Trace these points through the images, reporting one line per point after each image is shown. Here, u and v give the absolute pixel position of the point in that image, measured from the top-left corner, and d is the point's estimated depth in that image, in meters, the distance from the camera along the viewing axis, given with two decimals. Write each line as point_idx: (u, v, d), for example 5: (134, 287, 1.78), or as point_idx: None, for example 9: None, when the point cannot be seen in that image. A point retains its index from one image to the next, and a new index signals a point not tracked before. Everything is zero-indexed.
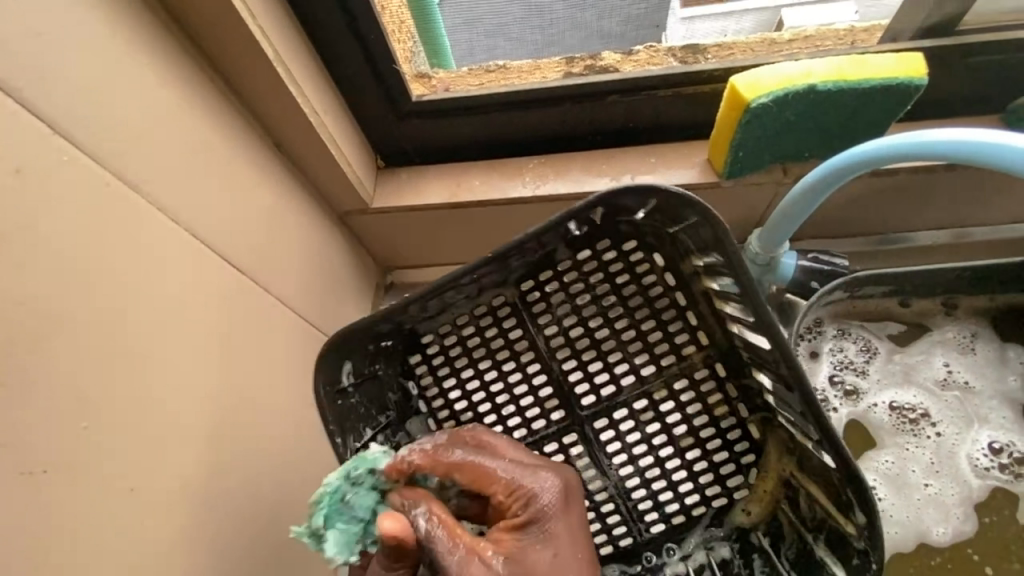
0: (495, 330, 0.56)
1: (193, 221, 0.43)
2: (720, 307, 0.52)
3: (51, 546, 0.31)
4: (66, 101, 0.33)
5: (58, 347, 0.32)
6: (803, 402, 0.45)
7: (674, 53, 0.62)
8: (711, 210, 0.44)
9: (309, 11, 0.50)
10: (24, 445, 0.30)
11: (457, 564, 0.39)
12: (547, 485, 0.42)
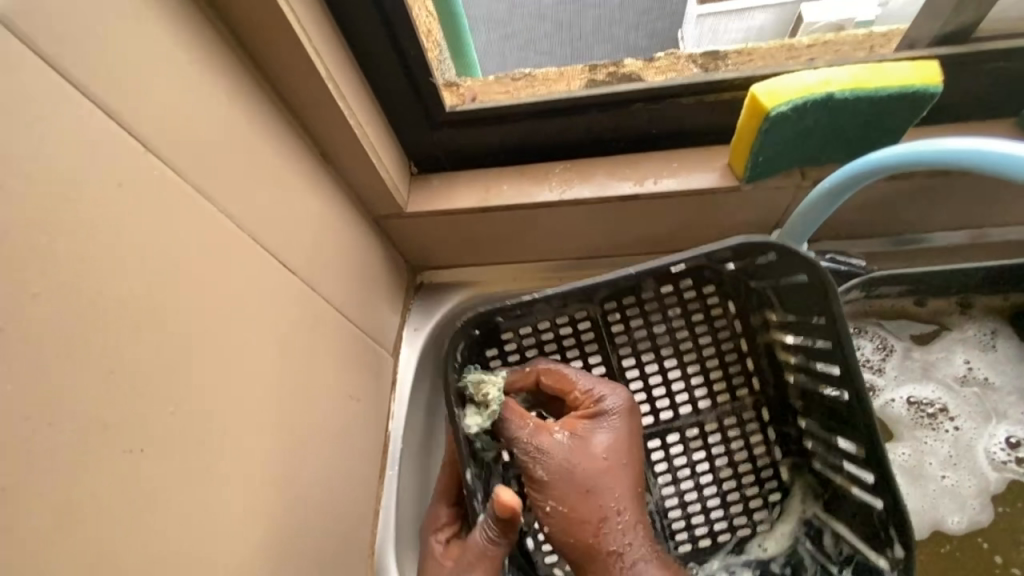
0: (573, 340, 0.62)
1: (257, 227, 0.47)
2: (782, 359, 0.61)
3: (146, 516, 0.35)
4: (162, 121, 0.37)
5: (154, 341, 0.36)
6: (868, 443, 0.53)
7: (694, 60, 0.66)
8: (824, 271, 0.50)
9: (356, 31, 0.54)
10: (129, 427, 0.34)
11: (529, 432, 0.53)
12: (614, 394, 0.55)
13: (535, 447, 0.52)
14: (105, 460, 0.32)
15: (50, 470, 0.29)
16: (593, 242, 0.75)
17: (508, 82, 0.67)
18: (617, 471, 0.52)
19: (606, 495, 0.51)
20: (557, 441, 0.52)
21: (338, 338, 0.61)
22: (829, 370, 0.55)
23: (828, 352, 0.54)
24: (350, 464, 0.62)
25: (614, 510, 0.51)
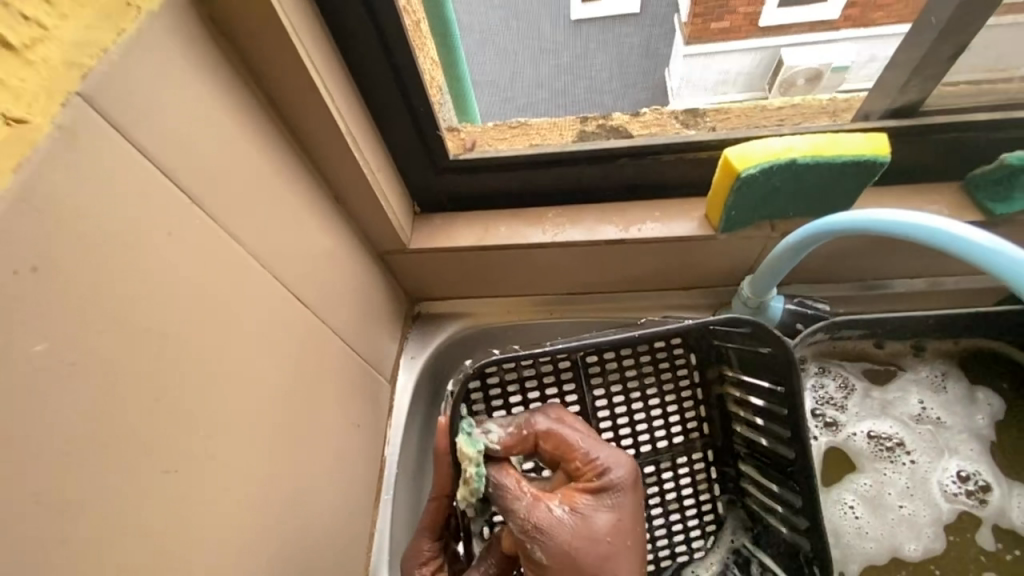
0: (553, 378, 0.64)
1: (278, 266, 0.51)
2: (732, 410, 0.66)
3: (174, 533, 0.38)
4: (209, 177, 0.42)
5: (190, 372, 0.40)
6: (806, 498, 0.60)
7: (677, 116, 0.74)
8: (787, 349, 0.56)
9: (375, 92, 0.59)
10: (165, 450, 0.37)
11: (526, 506, 0.48)
12: (619, 463, 0.51)
13: (531, 524, 0.47)
14: (146, 481, 0.36)
15: (104, 491, 0.33)
16: (582, 279, 0.80)
17: (504, 131, 0.74)
18: (622, 553, 0.48)
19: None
20: (559, 519, 0.47)
21: (342, 367, 0.65)
22: (781, 430, 0.60)
23: (782, 415, 0.59)
24: (348, 488, 0.66)
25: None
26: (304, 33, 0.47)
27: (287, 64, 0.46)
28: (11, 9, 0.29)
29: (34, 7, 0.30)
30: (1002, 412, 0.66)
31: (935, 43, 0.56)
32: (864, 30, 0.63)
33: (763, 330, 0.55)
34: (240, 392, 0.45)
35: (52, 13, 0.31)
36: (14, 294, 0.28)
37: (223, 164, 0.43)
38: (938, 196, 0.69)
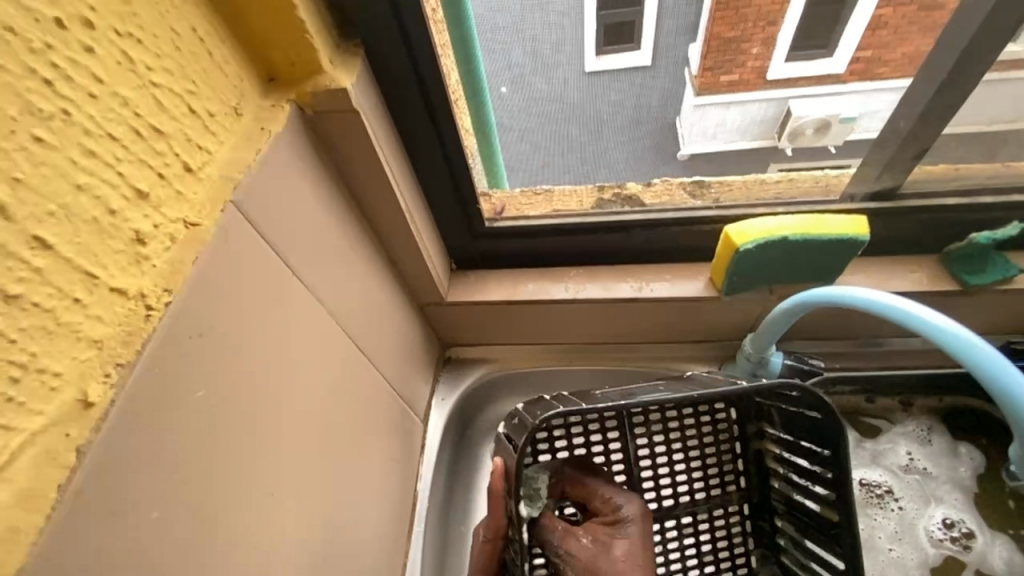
0: (599, 429, 0.70)
1: (348, 322, 0.61)
2: (772, 466, 0.72)
3: (268, 548, 0.46)
4: (307, 254, 0.52)
5: (286, 413, 0.49)
6: (849, 557, 0.63)
7: (685, 187, 0.83)
8: (836, 418, 0.60)
9: (429, 177, 0.71)
10: (268, 477, 0.46)
11: (558, 534, 0.59)
12: (632, 500, 0.59)
13: (563, 549, 0.58)
14: (255, 502, 0.44)
15: (231, 508, 0.41)
16: (598, 331, 0.89)
17: (532, 196, 0.84)
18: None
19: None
20: (582, 545, 0.58)
21: (386, 407, 0.74)
22: (824, 489, 0.64)
23: (824, 476, 0.64)
24: (386, 518, 0.73)
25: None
26: (379, 134, 0.58)
27: (368, 161, 0.58)
28: (192, 143, 0.40)
29: (204, 139, 0.41)
30: (983, 465, 0.72)
31: (900, 147, 0.68)
32: (872, 83, 0.71)
33: (814, 396, 0.60)
34: (314, 430, 0.54)
35: (215, 141, 0.43)
36: (190, 357, 0.37)
37: (314, 243, 0.54)
38: (917, 266, 0.77)
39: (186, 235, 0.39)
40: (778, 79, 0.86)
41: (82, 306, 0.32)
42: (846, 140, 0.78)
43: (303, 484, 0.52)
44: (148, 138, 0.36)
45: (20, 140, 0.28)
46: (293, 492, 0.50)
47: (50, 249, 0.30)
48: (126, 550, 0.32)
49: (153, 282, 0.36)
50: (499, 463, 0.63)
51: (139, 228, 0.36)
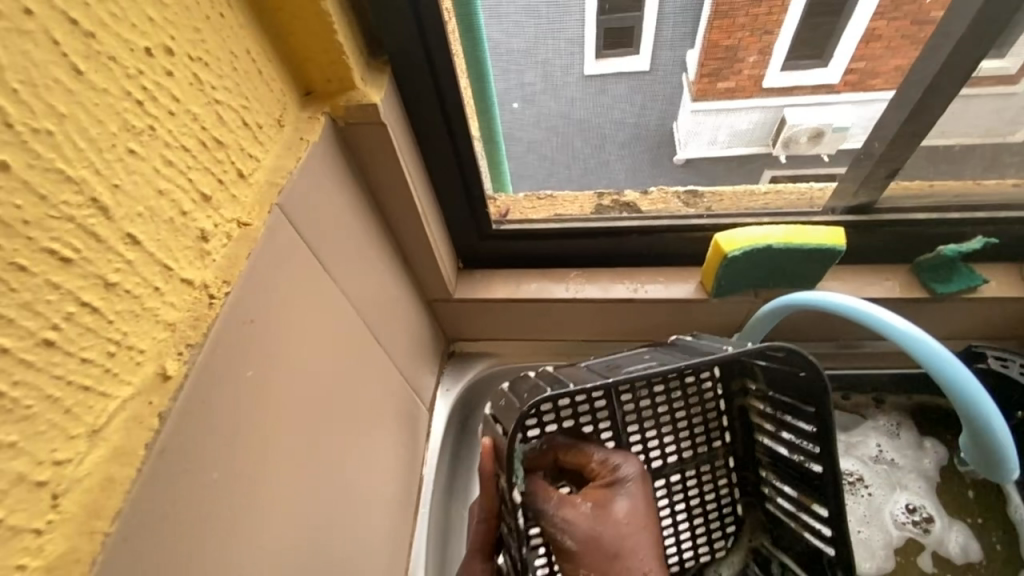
0: (587, 403, 0.67)
1: (365, 310, 0.67)
2: (756, 422, 0.72)
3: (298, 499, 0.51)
4: (334, 250, 0.58)
5: (312, 384, 0.54)
6: (833, 509, 0.64)
7: (679, 195, 0.88)
8: (823, 379, 0.58)
9: (442, 183, 0.76)
10: (297, 435, 0.51)
11: (554, 505, 0.51)
12: (627, 460, 0.55)
13: (561, 519, 0.50)
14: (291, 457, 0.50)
15: (273, 464, 0.47)
16: (596, 329, 0.95)
17: (536, 201, 0.89)
18: (639, 534, 0.51)
19: (632, 559, 0.49)
20: (583, 513, 0.51)
21: (396, 396, 0.79)
22: (810, 446, 0.64)
23: (809, 430, 0.63)
24: (396, 494, 0.78)
25: (640, 575, 0.50)
26: (400, 141, 0.63)
27: (389, 167, 0.63)
28: (245, 152, 0.45)
29: (255, 149, 0.47)
30: (945, 458, 0.79)
31: (874, 166, 0.75)
32: (865, 94, 0.70)
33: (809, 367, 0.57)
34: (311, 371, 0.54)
35: (263, 150, 0.48)
36: (242, 339, 0.42)
37: (339, 240, 0.59)
38: (892, 274, 0.84)
39: (239, 233, 0.44)
40: (772, 89, 0.72)
41: (161, 294, 0.37)
42: (839, 148, 0.78)
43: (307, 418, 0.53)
44: (212, 149, 0.41)
45: (118, 152, 0.33)
46: (310, 453, 0.53)
47: (139, 244, 0.35)
48: (174, 498, 0.35)
49: (215, 274, 0.41)
50: (489, 443, 0.64)
51: (203, 227, 0.41)
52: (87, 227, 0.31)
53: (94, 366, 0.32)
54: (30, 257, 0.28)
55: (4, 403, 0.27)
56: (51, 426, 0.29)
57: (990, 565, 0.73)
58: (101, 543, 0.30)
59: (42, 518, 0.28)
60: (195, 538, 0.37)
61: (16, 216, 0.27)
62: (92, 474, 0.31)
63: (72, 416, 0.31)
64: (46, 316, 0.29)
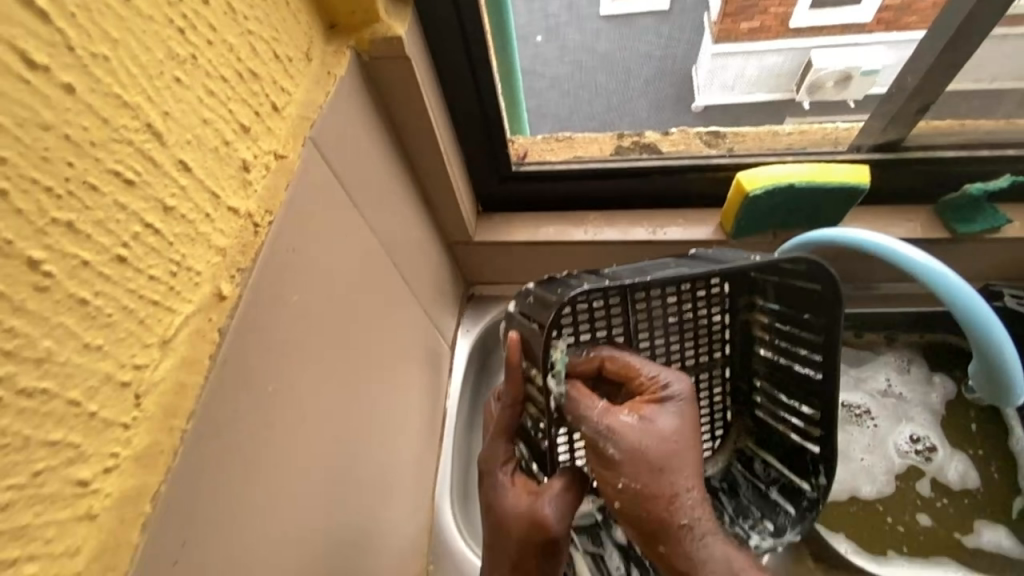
0: (603, 311, 0.63)
1: (390, 243, 0.69)
2: (757, 336, 0.71)
3: (334, 408, 0.54)
4: (362, 186, 0.60)
5: (338, 299, 0.55)
6: (824, 413, 0.64)
7: (701, 136, 0.89)
8: (839, 292, 0.58)
9: (462, 122, 0.76)
10: (331, 349, 0.53)
11: (597, 411, 0.48)
12: (677, 378, 0.51)
13: (604, 425, 0.47)
14: (328, 370, 0.53)
15: (311, 371, 0.49)
16: None
17: (553, 142, 0.90)
18: (687, 452, 0.47)
19: (675, 474, 0.46)
20: (627, 422, 0.47)
21: (424, 339, 0.84)
22: (812, 356, 0.64)
23: (813, 341, 0.63)
24: (422, 418, 0.83)
25: (684, 493, 0.46)
26: (420, 71, 0.62)
27: (412, 107, 0.64)
28: (278, 85, 0.46)
29: (286, 82, 0.47)
30: (953, 393, 0.82)
31: (907, 100, 0.73)
32: (900, 34, 0.73)
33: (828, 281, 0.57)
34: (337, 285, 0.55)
35: (292, 84, 0.48)
36: (289, 264, 0.45)
37: (366, 176, 0.60)
38: (914, 215, 0.83)
39: (276, 165, 0.46)
40: (800, 29, 0.82)
41: (211, 220, 0.39)
42: (867, 92, 0.80)
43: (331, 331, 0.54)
44: (247, 80, 0.42)
45: (166, 79, 0.35)
46: (340, 365, 0.55)
47: (190, 170, 0.37)
48: (229, 393, 0.38)
49: (257, 204, 0.43)
50: (514, 337, 0.57)
51: (245, 158, 0.42)
52: (144, 151, 0.33)
53: (159, 283, 0.34)
54: (99, 177, 0.30)
55: (91, 310, 0.30)
56: (129, 334, 0.32)
57: (987, 493, 0.76)
58: (180, 438, 0.34)
59: (128, 414, 0.32)
60: (249, 431, 0.40)
61: (85, 137, 0.29)
62: (166, 379, 0.34)
63: (145, 327, 0.33)
64: (117, 234, 0.31)
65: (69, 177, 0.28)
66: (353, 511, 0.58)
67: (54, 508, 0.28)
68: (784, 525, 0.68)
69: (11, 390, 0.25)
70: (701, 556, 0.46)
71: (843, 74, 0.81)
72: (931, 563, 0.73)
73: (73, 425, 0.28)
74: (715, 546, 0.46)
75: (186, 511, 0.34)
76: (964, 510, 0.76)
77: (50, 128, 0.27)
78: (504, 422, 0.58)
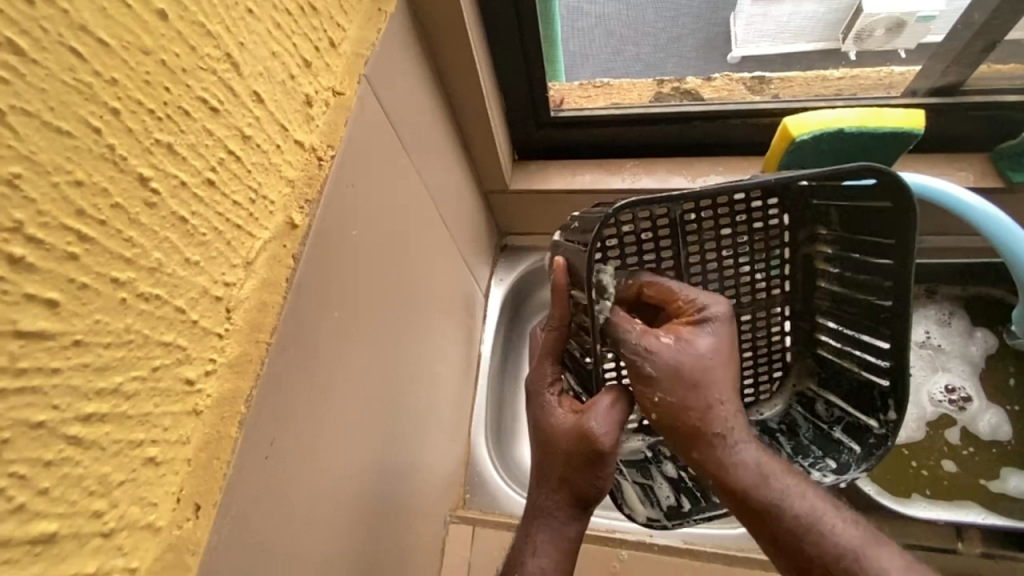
0: (651, 238, 0.63)
1: (432, 183, 0.70)
2: (818, 270, 0.69)
3: (383, 331, 0.57)
4: (410, 118, 0.61)
5: (387, 226, 0.57)
6: (895, 343, 0.64)
7: (745, 82, 0.84)
8: (912, 208, 0.59)
9: (502, 61, 0.76)
10: (382, 277, 0.56)
11: (634, 332, 0.49)
12: (714, 300, 0.51)
13: (639, 343, 0.49)
14: (380, 298, 0.55)
15: (366, 292, 0.52)
16: None
17: (590, 89, 0.87)
18: (722, 368, 0.48)
19: (711, 388, 0.47)
20: (665, 342, 0.48)
21: (460, 288, 0.86)
22: (879, 282, 0.64)
23: (881, 266, 0.63)
24: (456, 358, 0.85)
25: (717, 405, 0.47)
26: (467, 10, 0.62)
27: (456, 44, 0.65)
28: (335, 21, 0.46)
29: (341, 18, 0.47)
30: (995, 347, 0.82)
31: (971, 38, 0.71)
32: None
33: (898, 190, 0.58)
34: (387, 212, 0.57)
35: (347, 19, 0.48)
36: (348, 192, 0.48)
37: (414, 118, 0.62)
38: (967, 164, 0.81)
39: (335, 102, 0.47)
40: None
41: (282, 152, 0.40)
42: (919, 41, 0.75)
43: (381, 257, 0.56)
44: (309, 14, 0.42)
45: (240, 10, 0.36)
46: (387, 290, 0.57)
47: (262, 102, 0.38)
48: (298, 306, 0.41)
49: (320, 138, 0.45)
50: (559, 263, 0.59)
51: (308, 93, 0.43)
52: (225, 80, 0.35)
53: (241, 209, 0.37)
54: (190, 103, 0.32)
55: (188, 227, 0.32)
56: (218, 254, 0.35)
57: (1018, 444, 0.77)
58: (264, 349, 0.38)
59: (222, 325, 0.35)
60: (315, 342, 0.43)
61: (177, 64, 0.31)
62: (250, 298, 0.37)
63: (232, 248, 0.36)
64: (206, 158, 0.33)
65: (166, 101, 0.30)
66: (396, 437, 0.61)
67: (170, 401, 0.31)
68: (847, 463, 0.69)
69: (132, 293, 0.28)
70: (733, 461, 0.48)
71: (895, 20, 0.74)
72: (953, 505, 0.74)
73: (181, 329, 0.32)
74: (747, 453, 0.48)
75: (271, 412, 0.39)
76: (992, 458, 0.77)
77: (149, 53, 0.29)
78: (551, 346, 0.60)
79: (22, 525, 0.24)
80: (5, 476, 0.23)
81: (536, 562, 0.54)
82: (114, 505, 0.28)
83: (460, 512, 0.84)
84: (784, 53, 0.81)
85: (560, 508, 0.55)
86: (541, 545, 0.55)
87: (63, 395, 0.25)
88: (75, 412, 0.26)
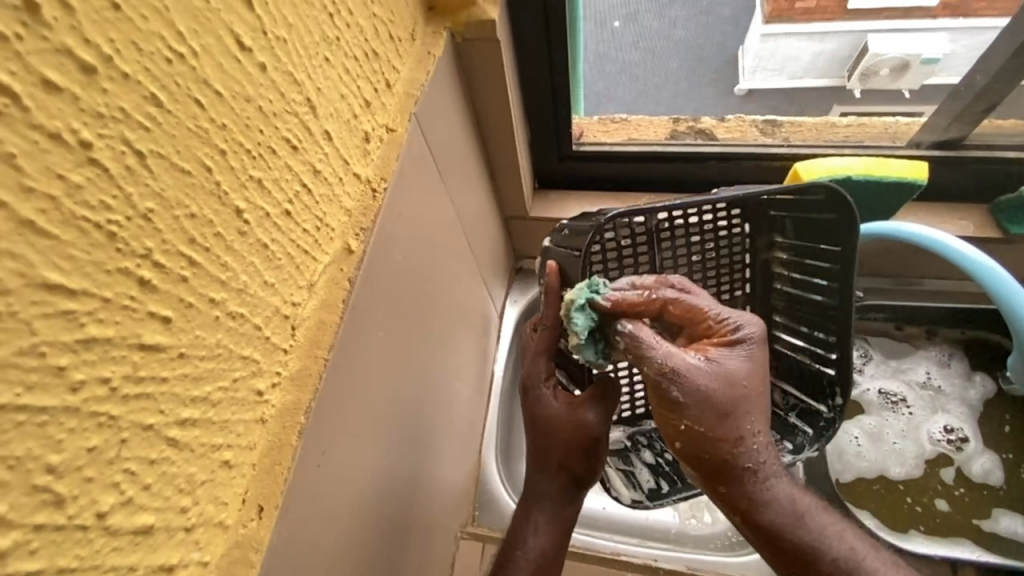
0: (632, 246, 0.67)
1: (463, 210, 0.74)
2: (773, 273, 0.70)
3: (416, 355, 0.61)
4: (449, 152, 0.65)
5: (425, 258, 0.61)
6: (840, 338, 0.69)
7: (757, 124, 0.90)
8: (855, 219, 0.63)
9: (530, 96, 0.81)
10: (418, 308, 0.60)
11: (660, 355, 0.47)
12: (745, 317, 0.51)
13: (668, 367, 0.47)
14: (415, 326, 0.60)
15: (405, 318, 0.56)
16: None
17: (609, 124, 0.92)
18: (752, 396, 0.49)
19: (744, 421, 0.49)
20: (696, 366, 0.48)
21: (479, 307, 0.90)
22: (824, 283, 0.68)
23: (827, 267, 0.67)
24: (473, 376, 0.89)
25: (747, 434, 0.49)
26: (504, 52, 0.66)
27: (494, 87, 0.70)
28: (391, 63, 0.50)
29: (396, 60, 0.51)
30: (993, 391, 0.85)
31: (973, 99, 0.75)
32: (966, 22, 0.72)
33: (844, 203, 0.62)
34: (425, 240, 0.61)
35: (399, 62, 0.52)
36: (399, 220, 0.53)
37: (449, 150, 0.65)
38: (967, 215, 0.85)
39: (387, 138, 0.51)
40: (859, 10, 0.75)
41: (343, 183, 0.44)
42: (924, 83, 0.81)
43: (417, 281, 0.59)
44: (371, 60, 0.47)
45: (319, 58, 0.40)
46: (419, 313, 0.61)
47: (331, 139, 0.42)
48: (350, 331, 0.44)
49: (374, 172, 0.49)
50: (552, 266, 0.62)
51: (367, 130, 0.47)
52: (304, 121, 0.39)
53: (309, 236, 0.40)
54: (276, 142, 0.36)
55: (268, 253, 0.36)
56: (289, 276, 0.38)
57: (1011, 489, 0.80)
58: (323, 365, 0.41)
59: (288, 341, 0.38)
60: (359, 363, 0.46)
61: (270, 109, 0.35)
62: (312, 316, 0.41)
63: (299, 271, 0.39)
64: (285, 191, 0.37)
65: (259, 142, 0.34)
66: (419, 453, 0.64)
67: (243, 409, 0.34)
68: (802, 444, 0.76)
69: (223, 311, 0.32)
70: (760, 496, 0.51)
71: (901, 62, 0.79)
72: (947, 541, 0.77)
73: (257, 344, 0.35)
74: (778, 488, 0.52)
75: (323, 426, 0.41)
76: (984, 500, 0.80)
77: (251, 100, 0.33)
78: (545, 343, 0.61)
79: (129, 516, 0.27)
80: (120, 471, 0.26)
81: (536, 540, 0.60)
82: (196, 502, 0.31)
83: (471, 528, 0.86)
84: (790, 89, 0.87)
85: (560, 492, 0.61)
86: (541, 524, 0.61)
87: (167, 401, 0.29)
88: (175, 416, 0.29)
